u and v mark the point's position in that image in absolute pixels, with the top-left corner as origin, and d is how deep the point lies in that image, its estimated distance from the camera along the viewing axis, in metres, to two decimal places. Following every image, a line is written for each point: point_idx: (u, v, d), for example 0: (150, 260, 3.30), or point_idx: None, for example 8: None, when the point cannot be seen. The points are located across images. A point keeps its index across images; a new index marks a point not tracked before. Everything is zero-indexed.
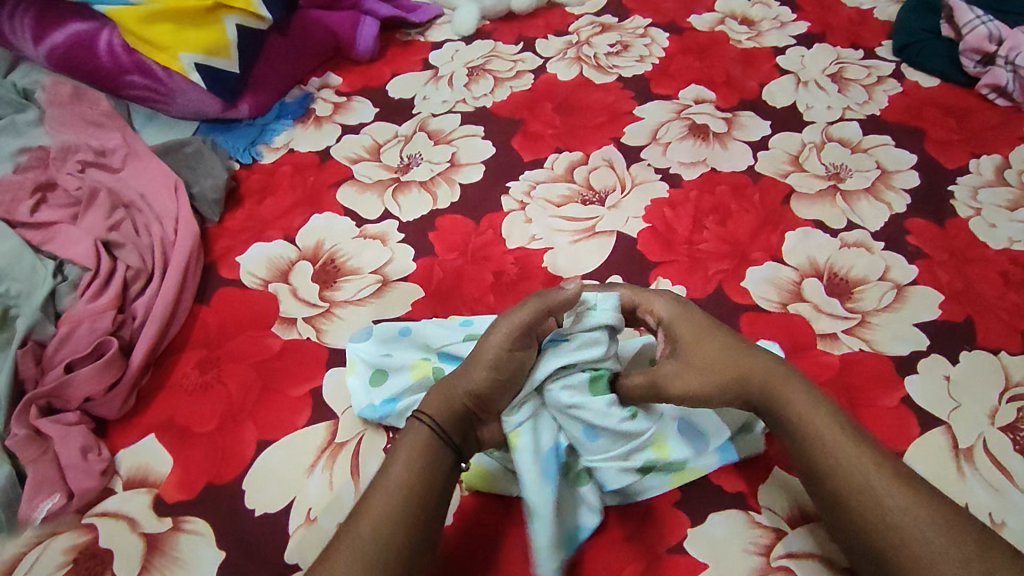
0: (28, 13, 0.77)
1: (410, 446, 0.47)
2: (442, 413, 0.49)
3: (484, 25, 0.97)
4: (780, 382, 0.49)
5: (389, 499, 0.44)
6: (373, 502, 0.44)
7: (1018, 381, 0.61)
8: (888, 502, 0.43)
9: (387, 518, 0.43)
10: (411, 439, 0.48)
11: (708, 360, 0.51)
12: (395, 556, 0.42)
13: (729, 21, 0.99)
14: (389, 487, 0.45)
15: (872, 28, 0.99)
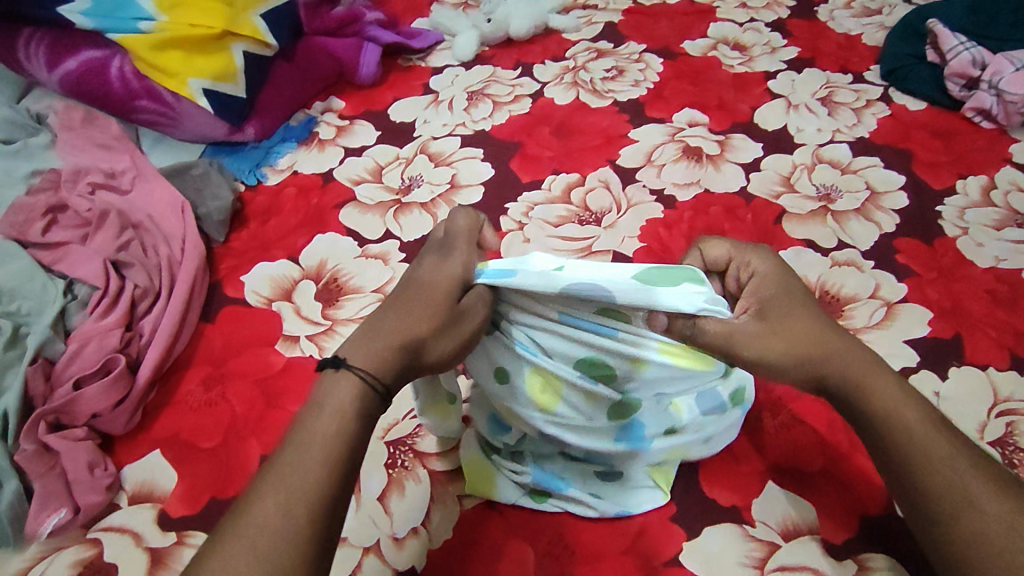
0: (43, 42, 0.80)
1: (342, 412, 0.39)
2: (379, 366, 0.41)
3: (483, 51, 1.00)
4: (869, 375, 0.45)
5: (307, 469, 0.36)
6: (294, 479, 0.36)
7: (1006, 396, 0.63)
8: (987, 508, 0.40)
9: (302, 495, 0.36)
10: (344, 397, 0.39)
11: (793, 331, 0.46)
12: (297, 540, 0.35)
13: (722, 46, 1.03)
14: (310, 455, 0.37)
15: (860, 53, 1.02)
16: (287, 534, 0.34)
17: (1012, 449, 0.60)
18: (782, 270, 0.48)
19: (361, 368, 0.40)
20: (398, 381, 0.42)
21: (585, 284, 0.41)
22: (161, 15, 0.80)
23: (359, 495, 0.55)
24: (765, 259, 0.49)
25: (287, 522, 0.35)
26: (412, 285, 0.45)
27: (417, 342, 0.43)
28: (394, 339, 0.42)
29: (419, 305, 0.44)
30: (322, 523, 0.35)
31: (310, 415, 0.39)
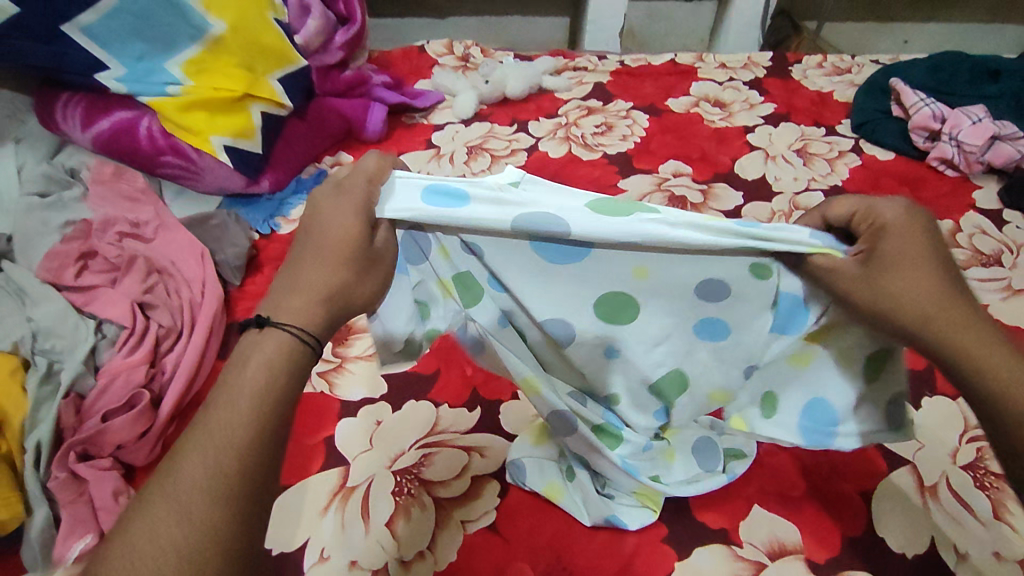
0: (79, 104, 0.86)
1: (271, 366, 0.38)
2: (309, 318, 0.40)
3: (482, 109, 1.08)
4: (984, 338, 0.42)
5: (231, 424, 0.36)
6: (218, 440, 0.35)
7: (976, 423, 0.66)
8: None
9: (229, 452, 0.35)
10: (267, 352, 0.39)
11: (908, 285, 0.43)
12: (232, 495, 0.34)
13: (703, 103, 1.11)
14: (234, 409, 0.36)
15: (832, 109, 1.11)
16: (215, 493, 0.34)
17: (982, 471, 0.62)
18: (913, 217, 0.44)
19: (287, 324, 0.40)
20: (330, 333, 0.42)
21: (537, 219, 0.45)
22: (189, 79, 0.87)
23: (369, 521, 0.58)
24: (893, 207, 0.44)
25: (215, 484, 0.34)
26: (313, 232, 0.43)
27: (343, 288, 0.42)
28: (320, 289, 0.41)
29: (324, 251, 0.42)
30: (251, 481, 0.35)
31: (235, 373, 0.38)
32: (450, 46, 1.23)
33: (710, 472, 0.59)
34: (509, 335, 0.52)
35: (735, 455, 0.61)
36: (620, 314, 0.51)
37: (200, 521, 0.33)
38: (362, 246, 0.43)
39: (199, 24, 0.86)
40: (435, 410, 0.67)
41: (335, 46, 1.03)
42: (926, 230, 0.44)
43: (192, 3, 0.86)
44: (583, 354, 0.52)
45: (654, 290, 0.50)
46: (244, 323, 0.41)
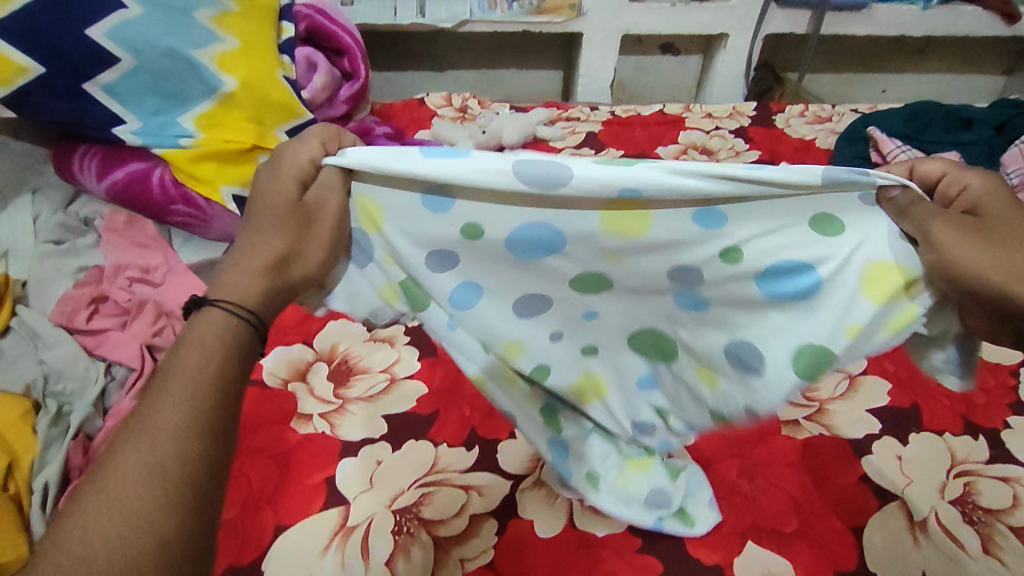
0: (96, 156, 0.90)
1: (205, 349, 0.43)
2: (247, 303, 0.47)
3: None
4: None
5: (165, 409, 0.40)
6: (161, 414, 0.40)
7: (963, 459, 0.68)
8: None
9: (165, 434, 0.39)
10: (201, 339, 0.44)
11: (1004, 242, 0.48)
12: (168, 473, 0.38)
13: (691, 151, 1.16)
14: (167, 392, 0.41)
15: (815, 155, 1.16)
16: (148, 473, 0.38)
17: (970, 506, 0.64)
18: (999, 189, 0.51)
19: (224, 308, 0.46)
20: (265, 305, 0.48)
21: (539, 174, 0.50)
22: (200, 132, 0.91)
23: (369, 560, 0.58)
24: (978, 175, 0.52)
25: (152, 464, 0.38)
26: (261, 208, 0.50)
27: (286, 251, 0.50)
28: (262, 255, 0.49)
29: (267, 226, 0.50)
30: (182, 460, 0.39)
31: (172, 357, 0.43)
32: (449, 98, 1.29)
33: (648, 510, 0.61)
34: (460, 334, 0.61)
35: (685, 520, 0.61)
36: (593, 287, 0.59)
37: (136, 500, 0.37)
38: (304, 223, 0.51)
39: (212, 82, 0.91)
40: (435, 450, 0.68)
41: (341, 100, 1.10)
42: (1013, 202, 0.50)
43: (207, 63, 0.90)
44: (559, 320, 0.61)
45: (626, 271, 0.57)
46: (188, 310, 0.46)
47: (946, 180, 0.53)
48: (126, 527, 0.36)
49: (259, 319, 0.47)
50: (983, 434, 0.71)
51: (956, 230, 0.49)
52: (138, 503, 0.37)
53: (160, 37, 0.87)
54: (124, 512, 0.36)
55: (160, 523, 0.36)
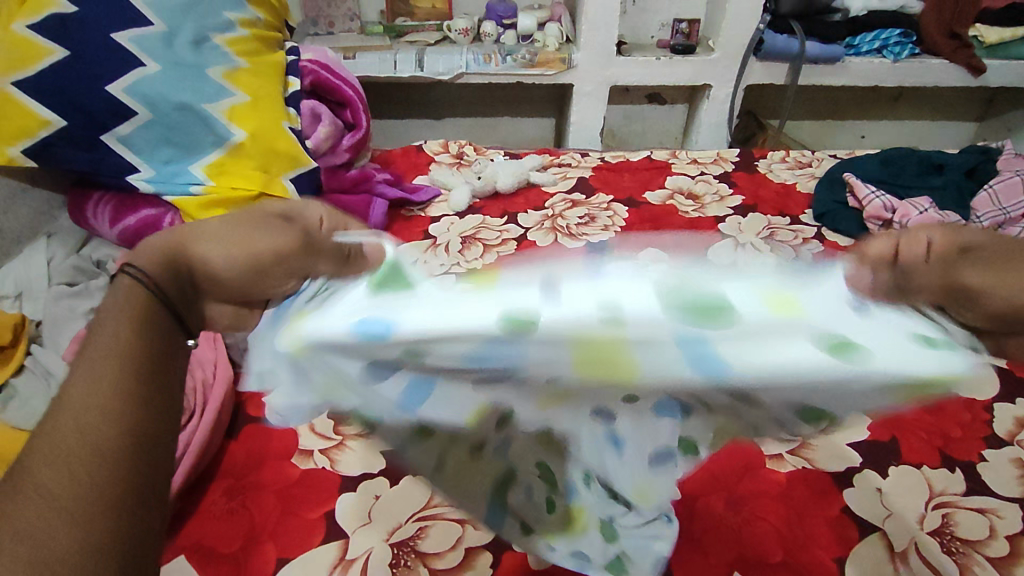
0: (108, 204, 0.94)
1: (126, 317, 0.42)
2: (163, 275, 0.46)
3: (475, 202, 1.19)
4: None
5: (85, 386, 0.38)
6: (74, 379, 0.38)
7: (940, 490, 0.71)
8: None
9: (95, 409, 0.37)
10: (120, 309, 0.43)
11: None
12: (110, 452, 0.36)
13: (678, 196, 1.22)
14: (89, 366, 0.39)
15: (795, 200, 1.22)
16: (83, 452, 0.35)
17: (949, 537, 0.66)
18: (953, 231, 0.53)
19: (146, 277, 0.45)
20: (168, 277, 0.46)
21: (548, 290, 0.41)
22: (209, 179, 0.95)
23: None
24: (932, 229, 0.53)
25: (91, 443, 0.35)
26: (247, 218, 0.52)
27: (191, 235, 0.49)
28: (172, 235, 0.49)
29: (246, 224, 0.51)
30: (117, 431, 0.37)
31: (90, 331, 0.41)
32: (446, 146, 1.36)
33: None
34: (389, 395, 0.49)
35: None
36: None
37: (78, 483, 0.34)
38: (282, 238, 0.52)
39: (223, 134, 0.96)
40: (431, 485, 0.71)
41: (342, 149, 1.16)
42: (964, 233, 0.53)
43: (218, 116, 0.96)
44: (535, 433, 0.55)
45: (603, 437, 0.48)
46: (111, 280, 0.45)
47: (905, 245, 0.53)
48: (63, 510, 0.33)
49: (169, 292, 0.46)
50: (959, 467, 0.74)
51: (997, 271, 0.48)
52: (81, 463, 0.35)
53: (175, 93, 0.93)
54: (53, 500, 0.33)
55: (100, 500, 0.34)
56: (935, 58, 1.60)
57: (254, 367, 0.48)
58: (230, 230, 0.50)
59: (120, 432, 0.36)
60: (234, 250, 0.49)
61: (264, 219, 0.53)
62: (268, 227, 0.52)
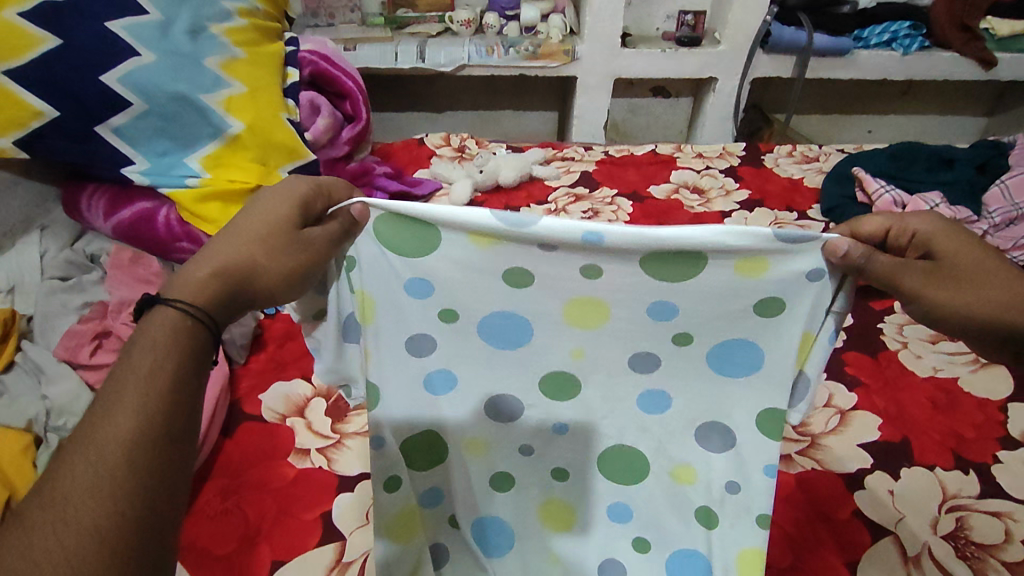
0: (104, 196, 0.93)
1: (157, 345, 0.43)
2: (200, 300, 0.47)
3: (477, 196, 1.17)
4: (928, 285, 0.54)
5: (121, 417, 0.39)
6: (115, 413, 0.39)
7: (954, 493, 0.69)
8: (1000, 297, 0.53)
9: (120, 448, 0.38)
10: (158, 337, 0.44)
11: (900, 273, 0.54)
12: (133, 493, 0.37)
13: (683, 190, 1.20)
14: (130, 396, 0.40)
15: (803, 194, 1.20)
16: (102, 488, 0.37)
17: (963, 541, 0.64)
18: (945, 225, 0.54)
19: (179, 303, 0.46)
20: (219, 310, 0.49)
21: (497, 323, 0.65)
22: (206, 172, 0.93)
23: None
24: (912, 220, 0.55)
25: (111, 480, 0.37)
26: (259, 219, 0.52)
27: (248, 265, 0.51)
28: (218, 264, 0.49)
29: (260, 232, 0.52)
30: (129, 474, 0.38)
31: (131, 357, 0.42)
32: (447, 139, 1.34)
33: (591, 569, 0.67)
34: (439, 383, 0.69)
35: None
36: (521, 279, 0.60)
37: (99, 517, 0.36)
38: (299, 246, 0.53)
39: (219, 125, 0.94)
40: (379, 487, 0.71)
41: (342, 141, 1.14)
42: (957, 229, 0.55)
43: (214, 107, 0.94)
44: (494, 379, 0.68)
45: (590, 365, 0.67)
46: (144, 305, 0.46)
47: (893, 231, 0.55)
48: (90, 545, 0.35)
49: (210, 319, 0.47)
50: (975, 469, 0.72)
51: (920, 279, 0.54)
52: (101, 497, 0.36)
53: (171, 83, 0.91)
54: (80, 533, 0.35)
55: (118, 535, 0.36)
56: (945, 51, 1.57)
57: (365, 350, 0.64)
58: (257, 242, 0.52)
59: (153, 476, 0.38)
60: (291, 275, 0.53)
61: (299, 243, 0.53)
62: (274, 224, 0.53)
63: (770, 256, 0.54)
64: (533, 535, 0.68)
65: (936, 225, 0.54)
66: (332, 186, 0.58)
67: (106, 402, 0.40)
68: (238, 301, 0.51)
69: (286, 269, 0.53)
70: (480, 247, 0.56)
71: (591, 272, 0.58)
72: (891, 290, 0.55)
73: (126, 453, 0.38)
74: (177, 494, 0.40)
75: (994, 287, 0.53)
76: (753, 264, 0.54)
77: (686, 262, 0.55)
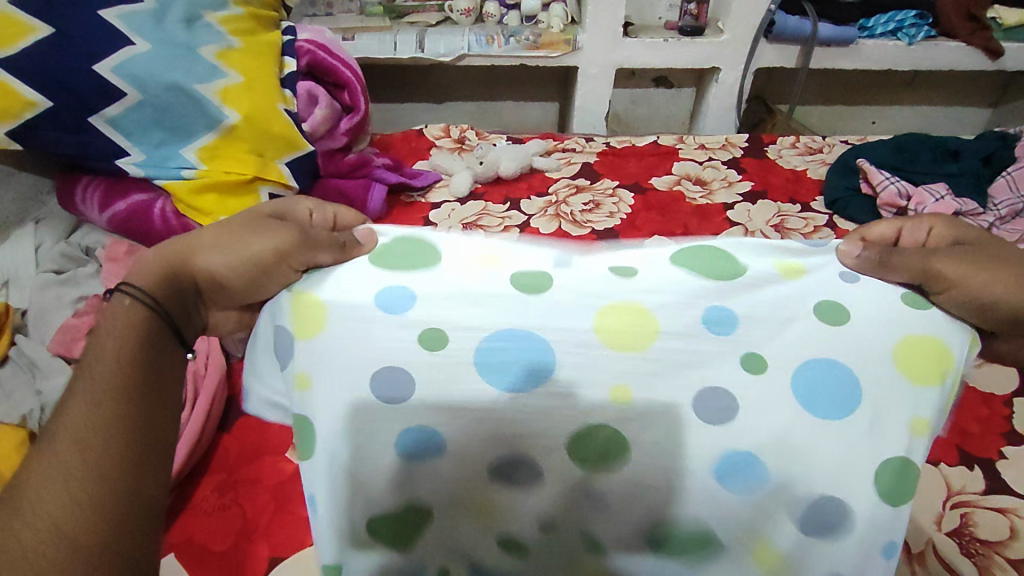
0: (99, 187, 0.91)
1: (126, 328, 0.49)
2: (157, 284, 0.53)
3: (476, 187, 1.16)
4: (958, 266, 0.62)
5: (87, 396, 0.43)
6: (78, 398, 0.43)
7: (959, 489, 0.68)
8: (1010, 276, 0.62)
9: (93, 418, 0.42)
10: (126, 320, 0.50)
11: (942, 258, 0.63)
12: (115, 451, 0.41)
13: (685, 182, 1.18)
14: (96, 377, 0.44)
15: (806, 186, 1.19)
16: (80, 454, 0.40)
17: (968, 538, 0.64)
18: (958, 225, 0.69)
19: (142, 288, 0.52)
20: (171, 297, 0.54)
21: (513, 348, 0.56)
22: (202, 164, 0.92)
23: None
24: (924, 227, 0.69)
25: (89, 452, 0.41)
26: (228, 221, 0.61)
27: (200, 250, 0.58)
28: (168, 251, 0.56)
29: (229, 229, 0.60)
30: (104, 440, 0.41)
31: (97, 349, 0.47)
32: (447, 130, 1.32)
33: None
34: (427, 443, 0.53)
35: None
36: (538, 283, 0.62)
37: (86, 470, 0.40)
38: (261, 233, 0.60)
39: (215, 115, 0.92)
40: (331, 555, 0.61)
41: (341, 132, 1.12)
42: (970, 231, 0.68)
43: (210, 96, 0.93)
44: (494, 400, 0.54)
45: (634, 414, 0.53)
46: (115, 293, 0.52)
47: (903, 233, 0.70)
48: (81, 491, 0.39)
49: (162, 305, 0.52)
50: (979, 464, 0.71)
51: (955, 261, 0.63)
52: (82, 464, 0.40)
53: (166, 71, 0.89)
54: (68, 493, 0.38)
55: (107, 482, 0.40)
56: (951, 40, 1.54)
57: (294, 369, 0.56)
58: (223, 236, 0.59)
59: (129, 440, 0.43)
60: (246, 260, 0.58)
61: (263, 233, 0.60)
62: (245, 222, 0.62)
63: (805, 265, 0.66)
64: None
65: (955, 227, 0.69)
66: (338, 213, 0.70)
67: (75, 386, 0.44)
68: (191, 286, 0.57)
69: (250, 254, 0.59)
70: (487, 266, 0.65)
71: (625, 307, 0.59)
72: (926, 275, 0.63)
73: (96, 421, 0.42)
74: (153, 455, 0.44)
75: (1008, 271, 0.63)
76: (791, 268, 0.66)
77: (718, 272, 0.64)
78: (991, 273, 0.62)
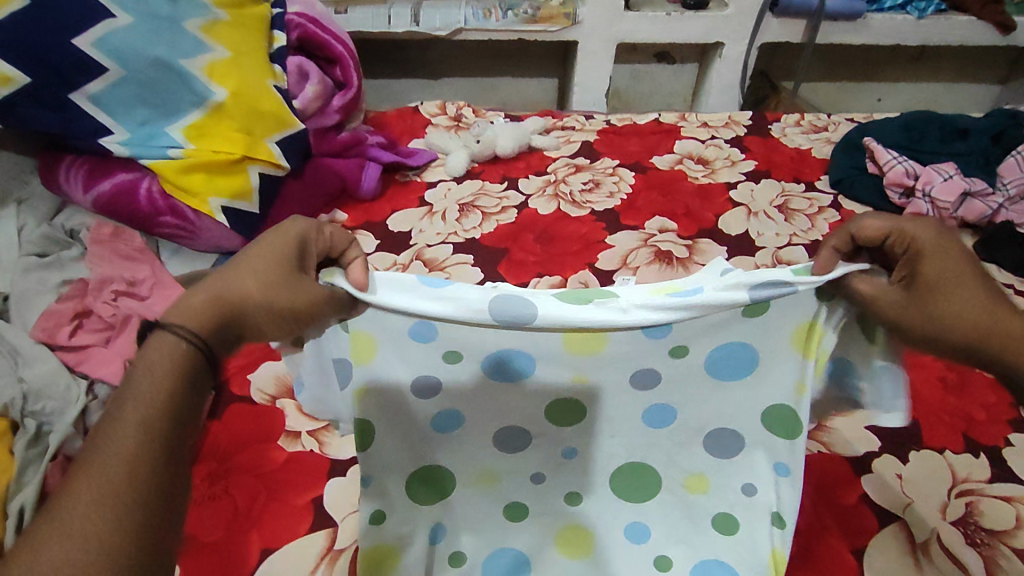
0: (82, 166, 0.88)
1: (161, 372, 0.40)
2: (202, 324, 0.43)
3: (473, 166, 1.13)
4: (912, 316, 0.49)
5: (122, 449, 0.36)
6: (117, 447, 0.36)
7: (964, 477, 0.67)
8: (991, 316, 0.48)
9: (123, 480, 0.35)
10: (165, 362, 0.41)
11: (903, 298, 0.49)
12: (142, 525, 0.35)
13: (687, 160, 1.15)
14: (132, 426, 0.37)
15: (811, 164, 1.16)
16: (107, 527, 0.34)
17: (973, 527, 0.62)
18: (942, 241, 0.48)
19: (180, 330, 0.42)
20: (218, 338, 0.44)
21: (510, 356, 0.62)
22: (189, 142, 0.89)
23: None
24: (925, 229, 0.48)
25: (116, 524, 0.34)
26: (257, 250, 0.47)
27: (243, 295, 0.45)
28: (214, 290, 0.45)
29: (263, 264, 0.46)
30: (134, 511, 0.35)
31: (135, 387, 0.39)
32: (443, 107, 1.29)
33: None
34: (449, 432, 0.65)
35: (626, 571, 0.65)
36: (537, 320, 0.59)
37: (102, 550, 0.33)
38: (298, 280, 0.47)
39: (202, 92, 0.90)
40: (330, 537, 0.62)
41: (333, 109, 1.08)
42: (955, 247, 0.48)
43: (197, 73, 0.90)
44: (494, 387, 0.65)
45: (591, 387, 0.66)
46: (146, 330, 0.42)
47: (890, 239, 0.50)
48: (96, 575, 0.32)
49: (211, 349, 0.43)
50: (985, 452, 0.70)
51: (907, 304, 0.49)
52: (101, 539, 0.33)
53: (149, 47, 0.86)
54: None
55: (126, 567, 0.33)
56: (962, 14, 1.50)
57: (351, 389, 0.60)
58: (261, 275, 0.46)
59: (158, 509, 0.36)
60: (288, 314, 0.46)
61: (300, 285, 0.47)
62: (279, 260, 0.47)
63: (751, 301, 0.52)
64: (545, 548, 0.66)
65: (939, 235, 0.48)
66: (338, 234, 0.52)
67: (108, 432, 0.37)
68: (234, 330, 0.45)
69: (285, 306, 0.46)
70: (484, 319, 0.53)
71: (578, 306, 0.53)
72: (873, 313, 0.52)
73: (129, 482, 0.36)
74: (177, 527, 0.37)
75: (992, 305, 0.48)
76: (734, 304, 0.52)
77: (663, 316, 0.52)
78: (964, 322, 0.48)
